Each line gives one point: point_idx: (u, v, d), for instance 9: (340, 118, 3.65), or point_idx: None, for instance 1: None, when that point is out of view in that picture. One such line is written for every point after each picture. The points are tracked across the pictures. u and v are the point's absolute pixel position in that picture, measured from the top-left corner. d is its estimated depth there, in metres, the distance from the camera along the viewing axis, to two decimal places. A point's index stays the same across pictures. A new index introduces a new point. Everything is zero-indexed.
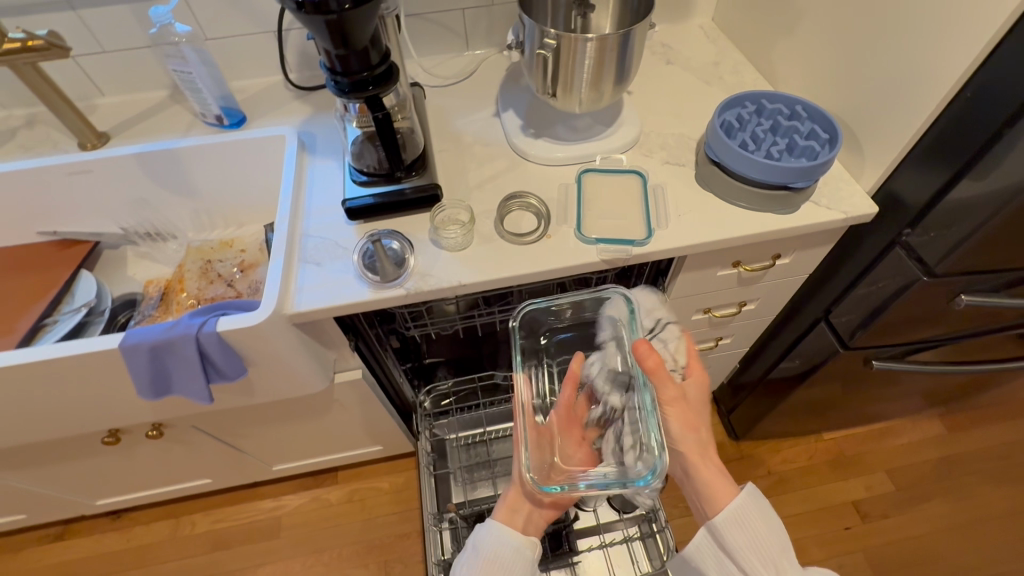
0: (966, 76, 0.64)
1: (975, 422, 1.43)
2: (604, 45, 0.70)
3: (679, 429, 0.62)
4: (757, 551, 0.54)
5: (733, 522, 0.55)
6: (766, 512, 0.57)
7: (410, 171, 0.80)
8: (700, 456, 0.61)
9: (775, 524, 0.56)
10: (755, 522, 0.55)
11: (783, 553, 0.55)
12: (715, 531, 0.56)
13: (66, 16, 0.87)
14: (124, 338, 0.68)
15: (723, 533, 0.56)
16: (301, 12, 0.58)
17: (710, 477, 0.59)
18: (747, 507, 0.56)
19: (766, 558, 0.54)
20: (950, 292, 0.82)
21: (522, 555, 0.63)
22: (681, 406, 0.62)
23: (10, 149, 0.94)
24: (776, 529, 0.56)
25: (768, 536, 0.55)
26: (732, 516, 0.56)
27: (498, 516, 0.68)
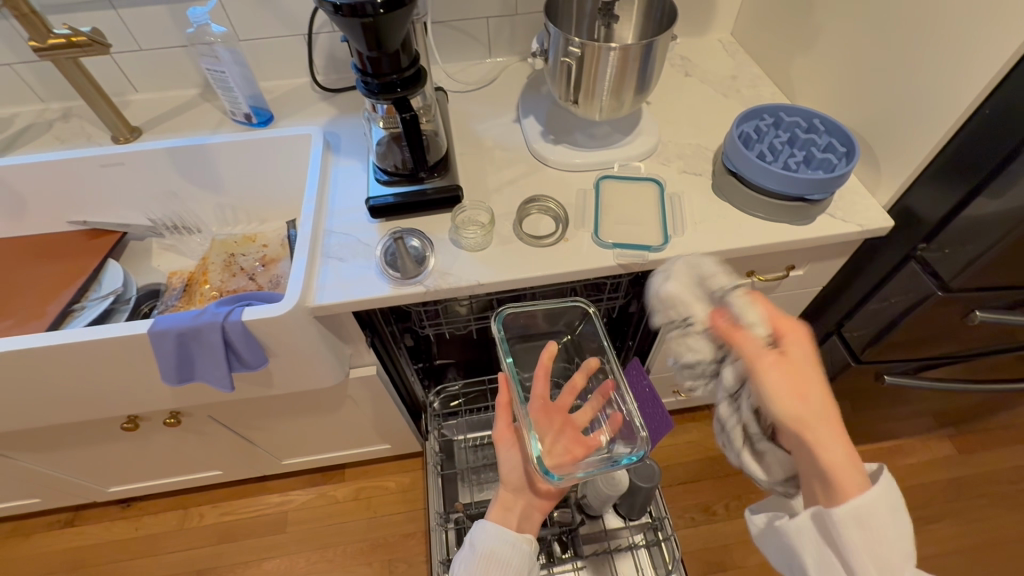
0: (984, 94, 0.65)
1: (987, 444, 1.42)
2: (627, 54, 0.71)
3: (783, 398, 0.47)
4: (875, 557, 0.42)
5: (851, 513, 0.43)
6: (896, 511, 0.44)
7: (433, 171, 0.82)
8: (819, 431, 0.45)
9: (905, 527, 0.44)
10: (881, 520, 0.43)
11: (910, 566, 0.42)
12: (824, 519, 0.45)
13: (108, 15, 0.90)
14: (153, 324, 0.70)
15: (834, 525, 0.44)
16: (338, 15, 0.60)
17: (827, 454, 0.45)
18: (876, 501, 0.43)
19: (886, 569, 0.42)
20: (964, 309, 0.83)
21: (518, 547, 0.64)
22: (780, 369, 0.48)
23: (46, 141, 0.97)
24: (904, 534, 0.44)
25: (892, 539, 0.43)
26: (856, 510, 0.43)
27: (491, 516, 0.68)
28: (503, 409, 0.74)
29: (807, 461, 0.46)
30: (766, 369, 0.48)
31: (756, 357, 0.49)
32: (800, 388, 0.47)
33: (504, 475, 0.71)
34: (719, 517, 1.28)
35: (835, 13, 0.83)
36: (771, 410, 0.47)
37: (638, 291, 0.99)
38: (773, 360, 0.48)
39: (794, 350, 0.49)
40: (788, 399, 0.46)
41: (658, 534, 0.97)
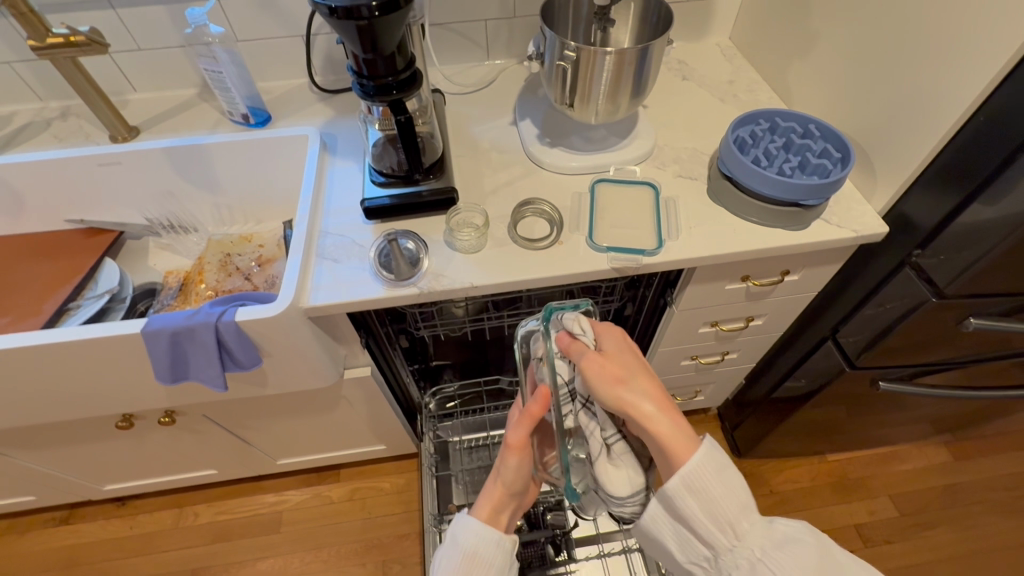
0: (979, 101, 0.65)
1: (982, 451, 1.41)
2: (622, 59, 0.72)
3: (608, 392, 0.52)
4: (712, 514, 0.51)
5: (689, 487, 0.50)
6: (726, 468, 0.51)
7: (428, 174, 0.82)
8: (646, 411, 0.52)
9: (733, 481, 0.51)
10: (714, 483, 0.50)
11: (742, 511, 0.51)
12: (666, 499, 0.51)
13: (107, 14, 0.90)
14: (147, 324, 0.70)
15: (676, 502, 0.51)
16: (333, 17, 0.61)
17: (659, 430, 0.51)
18: (706, 468, 0.50)
19: (721, 521, 0.51)
20: (958, 315, 0.83)
21: (502, 545, 0.61)
22: (598, 367, 0.52)
23: (44, 139, 0.97)
24: (734, 485, 0.51)
25: (724, 494, 0.50)
26: (691, 483, 0.50)
27: (478, 512, 0.62)
28: (523, 420, 0.58)
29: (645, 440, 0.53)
30: (587, 369, 0.53)
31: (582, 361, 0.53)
32: (618, 378, 0.52)
33: (505, 476, 0.61)
34: None
35: (831, 19, 0.83)
36: (604, 402, 0.52)
37: (633, 294, 0.99)
38: (592, 361, 0.53)
39: (614, 347, 0.56)
40: (610, 391, 0.52)
41: None
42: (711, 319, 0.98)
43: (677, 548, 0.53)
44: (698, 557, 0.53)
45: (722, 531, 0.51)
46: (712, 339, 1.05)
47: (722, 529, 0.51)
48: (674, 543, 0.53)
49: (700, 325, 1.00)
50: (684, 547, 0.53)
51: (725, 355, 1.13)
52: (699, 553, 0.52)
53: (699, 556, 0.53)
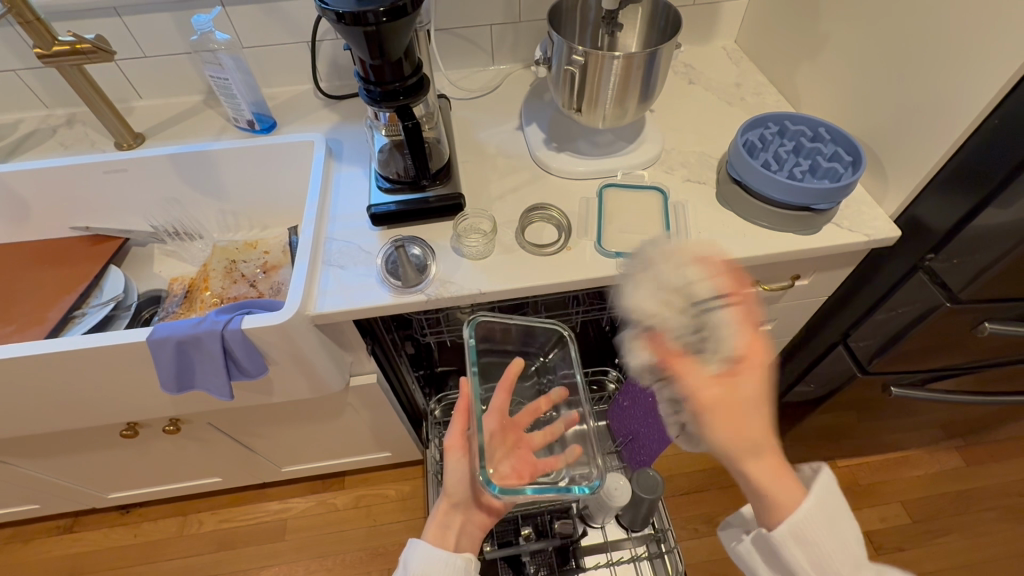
0: (993, 104, 0.64)
1: (994, 456, 1.39)
2: (630, 63, 0.71)
3: (733, 435, 0.49)
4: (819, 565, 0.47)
5: (798, 533, 0.47)
6: (838, 513, 0.48)
7: (435, 179, 0.81)
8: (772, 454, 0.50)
9: (845, 533, 0.48)
10: (826, 529, 0.47)
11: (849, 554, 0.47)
12: (765, 540, 0.49)
13: (112, 22, 0.90)
14: (152, 332, 0.69)
15: (780, 549, 0.48)
16: (341, 23, 0.60)
17: (779, 486, 0.49)
18: (817, 515, 0.48)
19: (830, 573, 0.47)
20: (972, 320, 0.81)
21: (454, 564, 0.57)
22: (728, 412, 0.50)
23: (49, 147, 0.97)
24: (847, 528, 0.48)
25: (837, 538, 0.47)
26: (800, 529, 0.47)
27: (428, 533, 0.62)
28: (461, 412, 0.67)
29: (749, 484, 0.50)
30: (721, 410, 0.50)
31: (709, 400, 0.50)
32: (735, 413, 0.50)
33: (449, 487, 0.64)
34: None
35: (840, 22, 0.83)
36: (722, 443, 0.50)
37: None
38: (726, 406, 0.50)
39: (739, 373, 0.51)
40: (758, 413, 0.50)
41: (661, 546, 0.93)
42: None
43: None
44: None
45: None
46: None
47: None
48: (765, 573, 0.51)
49: None
50: None
51: None
52: None
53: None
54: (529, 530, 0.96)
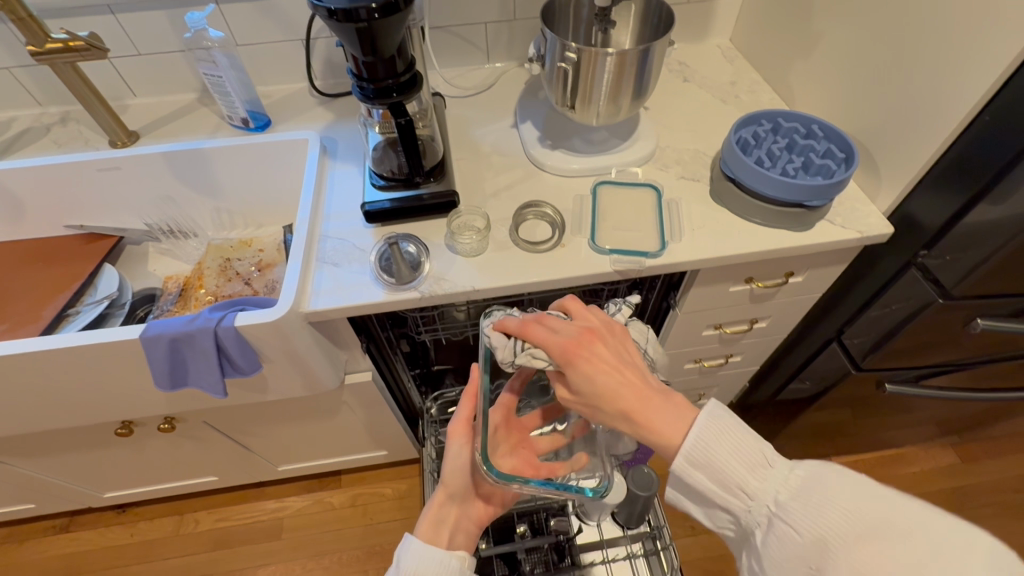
0: (984, 100, 0.65)
1: (988, 452, 1.40)
2: (623, 60, 0.71)
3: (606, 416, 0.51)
4: (720, 482, 0.47)
5: (698, 461, 0.47)
6: (736, 429, 0.47)
7: (429, 176, 0.81)
8: (642, 406, 0.49)
9: (735, 441, 0.47)
10: (726, 446, 0.47)
11: (757, 465, 0.47)
12: (678, 481, 0.48)
13: (106, 19, 0.90)
14: (146, 330, 0.69)
15: (689, 482, 0.48)
16: (333, 20, 0.60)
17: (671, 431, 0.48)
18: (709, 437, 0.47)
19: (731, 483, 0.47)
20: (964, 316, 0.82)
21: (447, 566, 0.56)
22: (585, 404, 0.52)
23: (43, 145, 0.97)
24: (748, 440, 0.47)
25: (740, 450, 0.47)
26: (696, 458, 0.47)
27: (422, 531, 0.60)
28: (468, 397, 0.63)
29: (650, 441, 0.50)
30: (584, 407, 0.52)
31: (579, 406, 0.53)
32: (593, 402, 0.51)
33: (446, 476, 0.62)
34: None
35: (833, 19, 0.83)
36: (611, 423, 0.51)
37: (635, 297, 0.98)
38: (580, 402, 0.52)
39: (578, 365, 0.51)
40: (611, 385, 0.50)
41: (656, 543, 0.93)
42: (714, 322, 0.98)
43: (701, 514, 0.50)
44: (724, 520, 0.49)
45: (737, 497, 0.47)
46: (716, 342, 1.05)
47: (728, 490, 0.47)
48: (700, 511, 0.51)
49: (703, 328, 0.99)
50: (710, 512, 0.50)
51: (728, 357, 1.12)
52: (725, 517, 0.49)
53: (726, 520, 0.49)
54: (524, 528, 0.97)
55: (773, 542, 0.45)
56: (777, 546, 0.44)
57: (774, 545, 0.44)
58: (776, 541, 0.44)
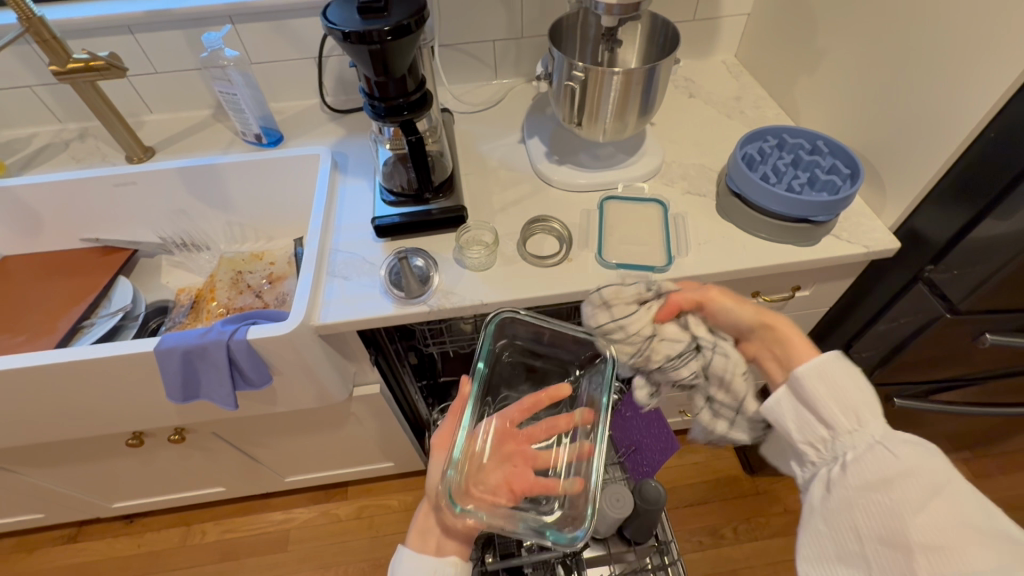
0: (988, 117, 0.65)
1: (1003, 469, 1.37)
2: (630, 78, 0.72)
3: (738, 308, 0.62)
4: (837, 399, 0.51)
5: (823, 375, 0.52)
6: (856, 376, 0.51)
7: (438, 192, 0.83)
8: (781, 320, 0.60)
9: (863, 381, 0.51)
10: (842, 386, 0.51)
11: (867, 404, 0.50)
12: (795, 384, 0.53)
13: (126, 40, 0.93)
14: (159, 342, 0.70)
15: (812, 392, 0.52)
16: (347, 42, 0.62)
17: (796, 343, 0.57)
18: (838, 368, 0.52)
19: (846, 407, 0.50)
20: (971, 331, 0.81)
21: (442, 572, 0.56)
22: (722, 292, 0.64)
23: (61, 160, 0.99)
24: (867, 389, 0.51)
25: (857, 392, 0.50)
26: (823, 368, 0.52)
27: (414, 542, 0.59)
28: (452, 412, 0.65)
29: (774, 344, 0.59)
30: (718, 298, 0.64)
31: (707, 295, 0.64)
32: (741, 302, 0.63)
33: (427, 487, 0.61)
34: (726, 541, 1.26)
35: (838, 37, 0.84)
36: (739, 323, 0.62)
37: None
38: (720, 292, 0.64)
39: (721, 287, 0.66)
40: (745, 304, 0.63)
41: (664, 559, 0.92)
42: None
43: (796, 429, 0.53)
44: (817, 441, 0.52)
45: (847, 420, 0.50)
46: None
47: (844, 413, 0.50)
48: (794, 423, 0.53)
49: None
50: (805, 431, 0.52)
51: None
52: (821, 439, 0.51)
53: (815, 438, 0.52)
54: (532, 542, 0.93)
55: (866, 459, 0.46)
56: (870, 468, 0.46)
57: (863, 466, 0.46)
58: (872, 460, 0.46)
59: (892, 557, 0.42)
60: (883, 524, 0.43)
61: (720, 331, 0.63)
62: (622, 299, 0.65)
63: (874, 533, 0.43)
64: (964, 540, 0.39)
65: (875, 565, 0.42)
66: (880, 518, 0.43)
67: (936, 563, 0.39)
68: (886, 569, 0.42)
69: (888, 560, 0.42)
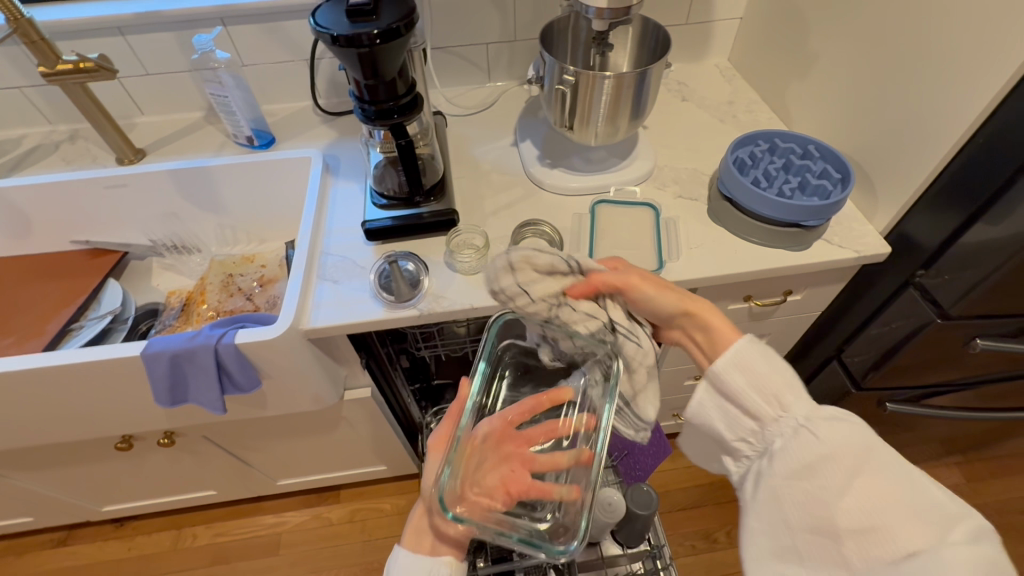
0: (978, 123, 0.66)
1: (996, 473, 1.37)
2: (621, 82, 0.72)
3: (660, 294, 0.61)
4: (757, 389, 0.49)
5: (743, 363, 0.50)
6: (777, 361, 0.50)
7: (429, 196, 0.82)
8: (702, 305, 0.59)
9: (782, 367, 0.49)
10: (760, 372, 0.49)
11: (788, 386, 0.48)
12: (715, 379, 0.51)
13: (117, 41, 0.93)
14: (147, 346, 0.70)
15: (728, 380, 0.50)
16: (336, 45, 0.62)
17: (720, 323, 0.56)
18: (752, 351, 0.50)
19: (767, 395, 0.48)
20: (963, 336, 0.82)
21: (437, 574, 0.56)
22: (643, 278, 0.62)
23: (51, 162, 0.99)
24: (785, 370, 0.49)
25: (777, 376, 0.48)
26: (742, 360, 0.50)
27: (409, 543, 0.59)
28: (449, 415, 0.62)
29: (702, 330, 0.58)
30: (638, 285, 0.60)
31: (627, 282, 0.60)
32: (662, 286, 0.61)
33: (424, 490, 0.61)
34: (719, 545, 1.26)
35: (830, 41, 0.84)
36: (662, 311, 0.61)
37: None
38: (641, 279, 0.61)
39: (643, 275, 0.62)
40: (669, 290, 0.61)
41: (657, 563, 0.91)
42: None
43: (723, 425, 0.51)
44: (746, 433, 0.49)
45: (771, 407, 0.48)
46: None
47: (766, 401, 0.48)
48: (722, 423, 0.51)
49: None
50: (734, 427, 0.50)
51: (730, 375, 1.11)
52: (749, 430, 0.49)
53: (745, 433, 0.49)
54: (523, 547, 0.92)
55: (792, 449, 0.45)
56: (793, 453, 0.44)
57: (788, 454, 0.45)
58: (798, 446, 0.44)
59: (821, 543, 0.41)
60: (810, 513, 0.42)
61: (641, 318, 0.63)
62: (536, 266, 0.58)
63: (804, 523, 0.42)
64: (894, 521, 0.39)
65: (807, 557, 0.41)
66: (810, 508, 0.42)
67: (866, 548, 0.39)
68: (818, 556, 0.41)
69: (821, 550, 0.41)
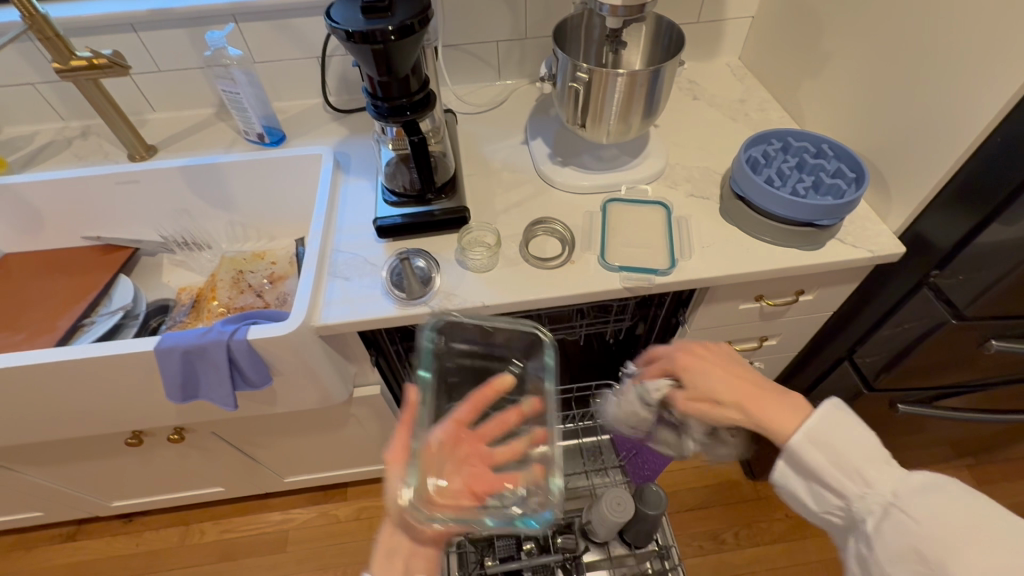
0: (995, 122, 0.65)
1: (1007, 475, 1.36)
2: (634, 80, 0.72)
3: (714, 386, 0.60)
4: (838, 467, 0.51)
5: (824, 446, 0.52)
6: (856, 430, 0.52)
7: (440, 193, 0.82)
8: (763, 393, 0.58)
9: (864, 439, 0.52)
10: (844, 445, 0.52)
11: (872, 462, 0.51)
12: (792, 455, 0.54)
13: (129, 37, 0.93)
14: (160, 341, 0.70)
15: (816, 464, 0.52)
16: (350, 42, 0.62)
17: (776, 413, 0.56)
18: (827, 427, 0.53)
19: (849, 472, 0.51)
20: (979, 336, 0.81)
21: None
22: (710, 365, 0.62)
23: (63, 158, 0.99)
24: (868, 440, 0.52)
25: (858, 451, 0.51)
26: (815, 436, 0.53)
27: (381, 566, 0.57)
28: (405, 424, 0.58)
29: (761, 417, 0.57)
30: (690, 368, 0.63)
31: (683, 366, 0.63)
32: (732, 379, 0.61)
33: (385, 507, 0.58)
34: (726, 546, 1.25)
35: (844, 40, 0.83)
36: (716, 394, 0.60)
37: (644, 314, 0.98)
38: (696, 359, 0.63)
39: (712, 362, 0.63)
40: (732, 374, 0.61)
41: (664, 564, 0.92)
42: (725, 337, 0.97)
43: (812, 498, 0.54)
44: (835, 508, 0.53)
45: (855, 484, 0.51)
46: None
47: (848, 477, 0.51)
48: (809, 494, 0.54)
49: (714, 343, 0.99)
50: (825, 505, 0.53)
51: None
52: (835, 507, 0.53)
53: (834, 506, 0.53)
54: (531, 545, 0.92)
55: (889, 528, 0.48)
56: (895, 536, 0.47)
57: (886, 535, 0.48)
58: (895, 527, 0.47)
59: None
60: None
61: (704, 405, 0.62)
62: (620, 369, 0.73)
63: None
64: None
65: None
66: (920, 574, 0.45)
67: None
68: None
69: None
